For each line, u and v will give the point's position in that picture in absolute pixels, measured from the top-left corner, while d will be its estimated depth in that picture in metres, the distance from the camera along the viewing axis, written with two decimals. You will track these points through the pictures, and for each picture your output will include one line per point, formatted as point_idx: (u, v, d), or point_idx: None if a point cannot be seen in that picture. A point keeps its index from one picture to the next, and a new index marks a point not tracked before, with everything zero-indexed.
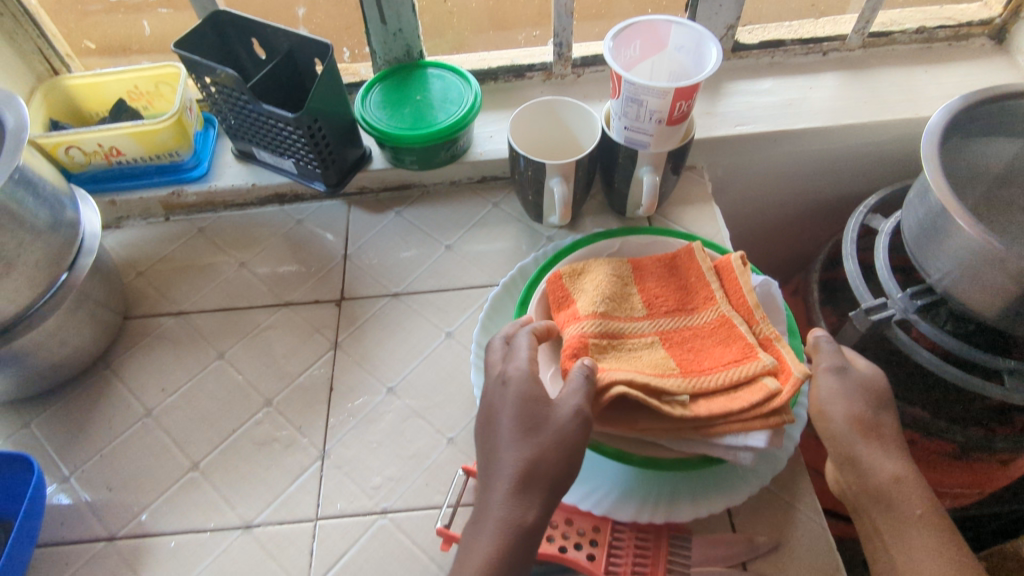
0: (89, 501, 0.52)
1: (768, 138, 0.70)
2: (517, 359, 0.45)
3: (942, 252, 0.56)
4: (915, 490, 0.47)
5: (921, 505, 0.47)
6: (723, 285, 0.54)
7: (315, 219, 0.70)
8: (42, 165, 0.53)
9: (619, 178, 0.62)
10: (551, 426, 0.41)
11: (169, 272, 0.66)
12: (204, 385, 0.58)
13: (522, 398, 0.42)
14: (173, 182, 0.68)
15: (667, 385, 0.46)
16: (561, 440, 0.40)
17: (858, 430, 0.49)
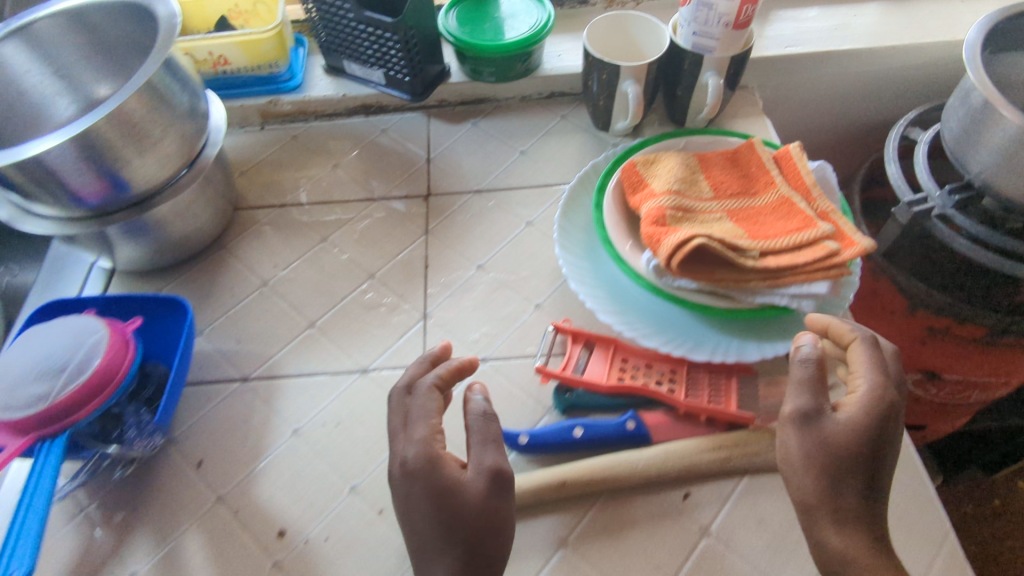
0: (221, 350, 0.59)
1: (815, 59, 0.76)
2: (414, 436, 0.42)
3: (982, 147, 0.62)
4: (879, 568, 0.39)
5: None
6: (782, 172, 0.61)
7: (399, 129, 0.76)
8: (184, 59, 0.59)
9: (683, 85, 0.68)
10: (466, 503, 0.40)
11: (268, 172, 0.73)
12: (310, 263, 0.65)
13: (407, 474, 0.40)
14: (269, 93, 0.74)
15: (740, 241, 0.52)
16: (470, 522, 0.39)
17: (816, 505, 0.41)
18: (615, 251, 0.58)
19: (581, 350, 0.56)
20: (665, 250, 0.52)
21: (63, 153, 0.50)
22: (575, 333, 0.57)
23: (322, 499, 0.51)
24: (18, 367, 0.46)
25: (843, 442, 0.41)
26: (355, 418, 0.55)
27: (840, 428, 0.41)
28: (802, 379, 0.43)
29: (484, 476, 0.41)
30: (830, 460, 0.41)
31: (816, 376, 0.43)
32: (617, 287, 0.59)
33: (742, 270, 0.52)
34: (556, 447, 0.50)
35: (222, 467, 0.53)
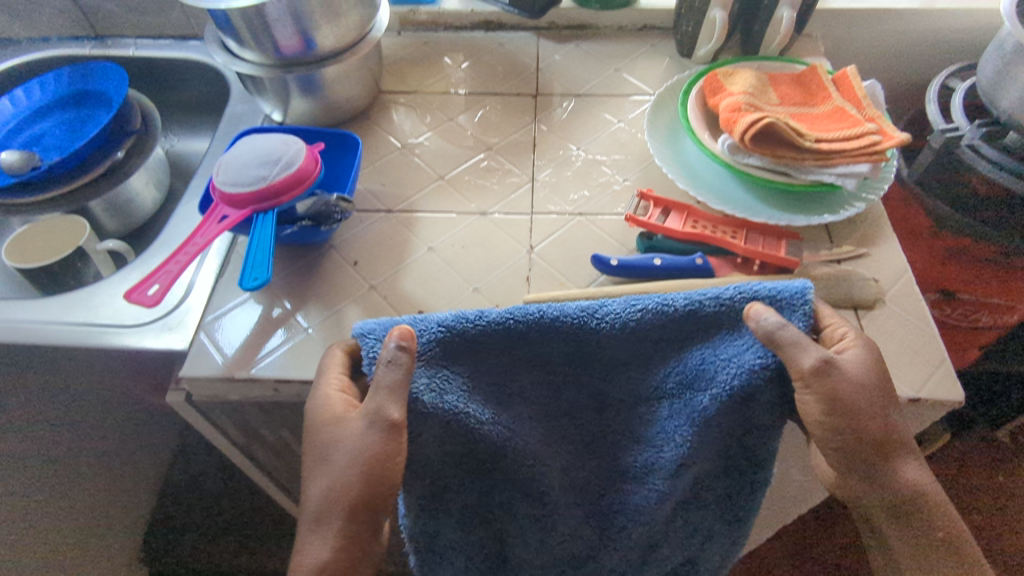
0: (370, 190, 0.74)
1: (874, 15, 0.88)
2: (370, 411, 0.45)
3: (1004, 90, 0.74)
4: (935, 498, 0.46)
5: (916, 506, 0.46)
6: (841, 88, 0.73)
7: (513, 44, 0.90)
8: None
9: (761, 20, 0.81)
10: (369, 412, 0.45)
11: (402, 67, 0.88)
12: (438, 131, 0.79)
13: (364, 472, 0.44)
14: (411, 2, 0.90)
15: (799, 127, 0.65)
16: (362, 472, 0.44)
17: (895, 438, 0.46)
18: (697, 138, 0.71)
19: (660, 214, 0.68)
20: (740, 128, 0.65)
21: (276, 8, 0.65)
22: (656, 200, 0.69)
23: (451, 296, 0.64)
24: (245, 157, 0.62)
25: (860, 370, 0.46)
26: (477, 245, 0.69)
27: (861, 397, 0.45)
28: (793, 339, 0.45)
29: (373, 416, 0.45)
30: (841, 438, 0.45)
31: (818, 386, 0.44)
32: (693, 168, 0.73)
33: (799, 150, 0.65)
34: (641, 272, 0.63)
35: (374, 267, 0.67)
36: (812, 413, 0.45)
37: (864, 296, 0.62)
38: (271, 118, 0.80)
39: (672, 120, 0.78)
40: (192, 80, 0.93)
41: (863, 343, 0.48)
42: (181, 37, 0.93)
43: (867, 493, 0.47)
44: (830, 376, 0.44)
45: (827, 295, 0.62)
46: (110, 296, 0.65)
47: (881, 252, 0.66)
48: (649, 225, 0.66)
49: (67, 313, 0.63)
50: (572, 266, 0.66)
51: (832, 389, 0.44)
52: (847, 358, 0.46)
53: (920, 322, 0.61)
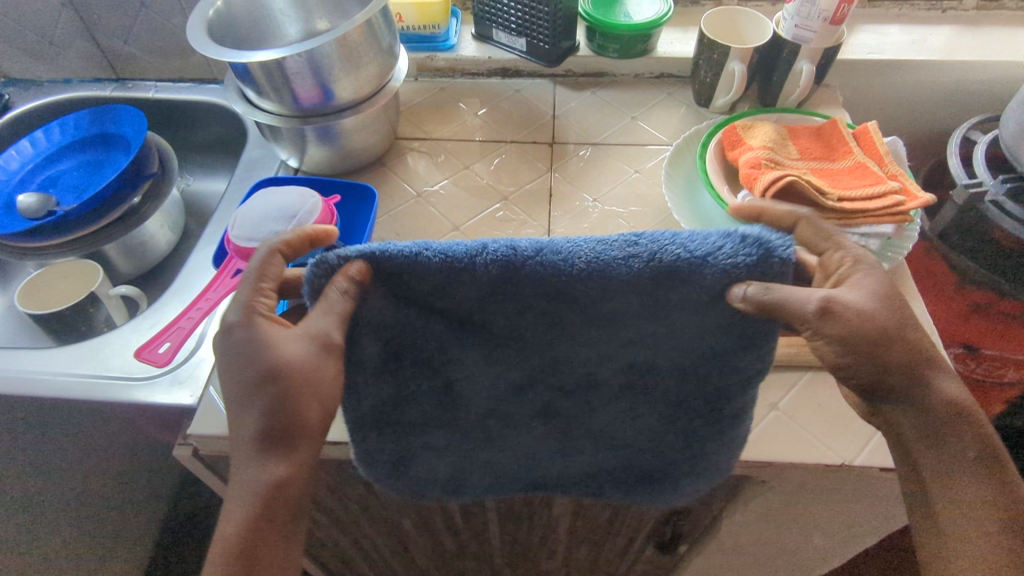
0: (384, 240, 0.73)
1: (893, 66, 0.87)
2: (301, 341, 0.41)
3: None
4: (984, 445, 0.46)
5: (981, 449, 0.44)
6: (861, 143, 0.72)
7: (529, 91, 0.90)
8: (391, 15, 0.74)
9: (779, 72, 0.80)
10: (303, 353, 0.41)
11: (418, 112, 0.88)
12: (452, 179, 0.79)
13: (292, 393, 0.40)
14: (429, 50, 0.90)
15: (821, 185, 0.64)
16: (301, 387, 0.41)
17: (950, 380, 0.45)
18: (715, 193, 0.71)
19: None
20: (760, 186, 0.64)
21: (296, 62, 0.65)
22: None
23: None
24: (263, 209, 0.62)
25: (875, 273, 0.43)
26: None
27: (899, 346, 0.42)
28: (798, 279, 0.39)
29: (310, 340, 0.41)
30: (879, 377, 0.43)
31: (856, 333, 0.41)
32: (711, 222, 0.72)
33: (821, 208, 0.64)
34: None
35: None
36: (851, 365, 0.42)
37: None
38: (287, 165, 0.80)
39: (689, 171, 0.77)
40: (210, 122, 0.94)
41: (877, 281, 0.43)
42: (200, 81, 0.94)
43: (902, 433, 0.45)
44: (870, 324, 0.41)
45: None
46: (119, 348, 0.64)
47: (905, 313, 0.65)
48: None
49: (76, 364, 0.62)
50: None
51: (867, 338, 0.41)
52: (853, 287, 0.42)
53: None
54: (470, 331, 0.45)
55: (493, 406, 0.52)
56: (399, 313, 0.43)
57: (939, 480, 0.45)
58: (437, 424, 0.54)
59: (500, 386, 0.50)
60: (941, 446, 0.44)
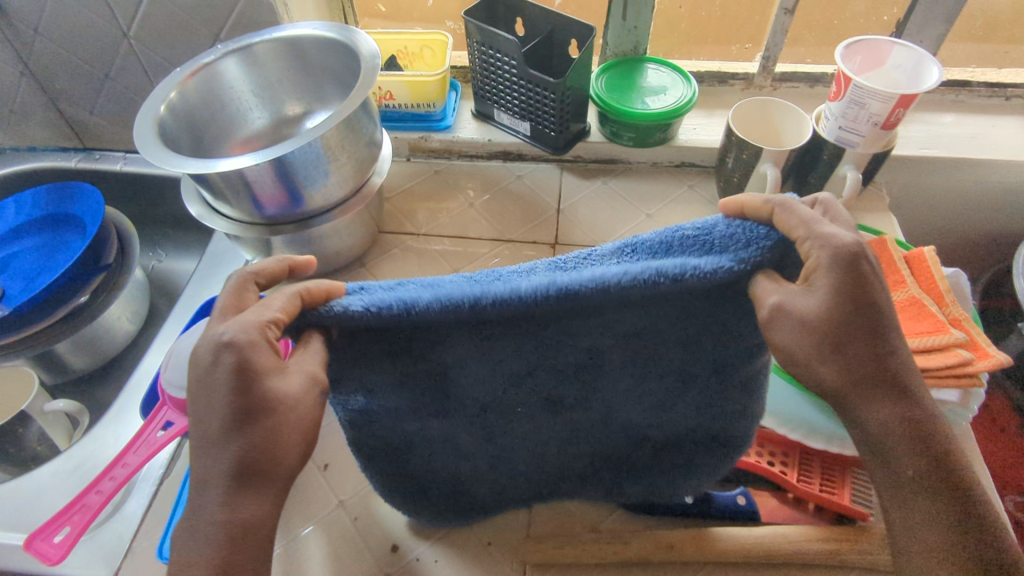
0: None
1: (950, 163, 0.76)
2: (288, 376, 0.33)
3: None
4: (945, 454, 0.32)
5: (914, 470, 0.32)
6: (913, 272, 0.62)
7: (533, 177, 0.81)
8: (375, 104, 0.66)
9: (817, 174, 0.70)
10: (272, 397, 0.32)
11: (409, 200, 0.79)
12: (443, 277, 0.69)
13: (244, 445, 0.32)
14: (423, 129, 0.81)
15: None
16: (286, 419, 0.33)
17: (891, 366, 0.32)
18: None
19: None
20: None
21: (260, 169, 0.56)
22: None
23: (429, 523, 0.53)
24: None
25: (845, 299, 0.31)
26: None
27: (868, 348, 0.31)
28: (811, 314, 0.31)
29: (302, 378, 0.33)
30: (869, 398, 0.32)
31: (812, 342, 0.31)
32: None
33: None
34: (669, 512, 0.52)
35: (345, 474, 0.56)
36: (836, 382, 0.32)
37: None
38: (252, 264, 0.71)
39: None
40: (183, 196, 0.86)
41: (833, 278, 0.31)
42: None
43: (907, 477, 0.32)
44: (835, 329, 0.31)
45: None
46: (35, 501, 0.55)
47: None
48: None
49: None
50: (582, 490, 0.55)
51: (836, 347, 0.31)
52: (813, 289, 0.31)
53: None
54: (479, 341, 0.36)
55: (496, 407, 0.42)
56: (370, 332, 0.35)
57: (977, 520, 0.32)
58: (430, 421, 0.42)
59: (499, 385, 0.39)
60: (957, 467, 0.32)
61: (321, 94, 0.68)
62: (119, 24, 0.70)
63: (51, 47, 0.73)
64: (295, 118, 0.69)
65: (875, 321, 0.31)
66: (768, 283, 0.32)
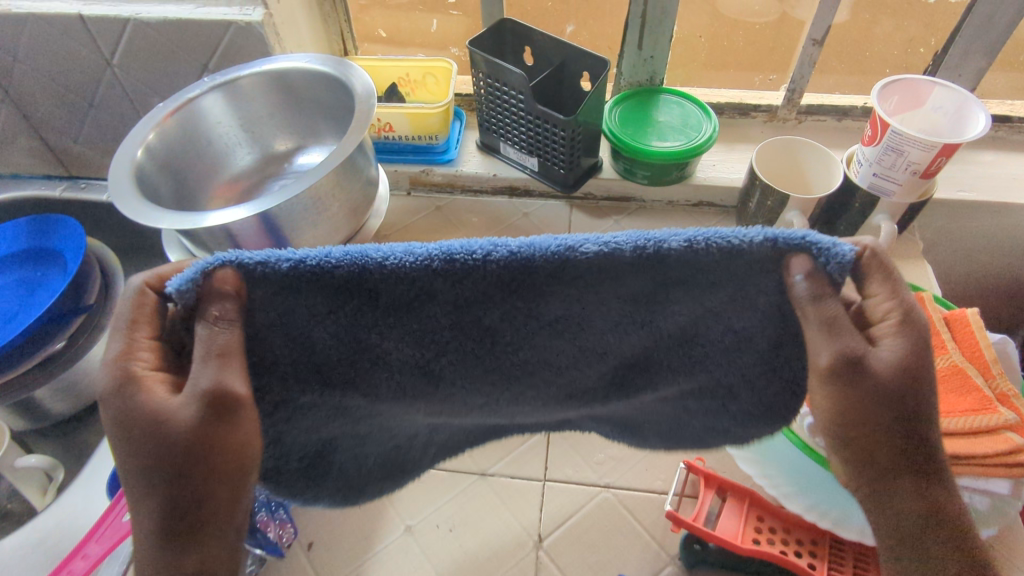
0: None
1: (990, 208, 0.71)
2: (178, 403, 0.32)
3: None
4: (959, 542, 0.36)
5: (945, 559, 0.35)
6: (953, 337, 0.57)
7: (540, 215, 0.76)
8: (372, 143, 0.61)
9: (846, 222, 0.65)
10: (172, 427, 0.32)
11: (409, 239, 0.75)
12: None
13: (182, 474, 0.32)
14: (425, 162, 0.76)
15: None
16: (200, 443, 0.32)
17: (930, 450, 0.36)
18: None
19: (712, 497, 0.53)
20: None
21: (245, 223, 0.52)
22: (708, 476, 0.54)
23: None
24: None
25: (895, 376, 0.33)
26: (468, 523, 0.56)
27: (910, 425, 0.35)
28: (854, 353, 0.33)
29: (191, 400, 0.32)
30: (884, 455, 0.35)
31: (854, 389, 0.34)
32: None
33: None
34: None
35: (332, 552, 0.55)
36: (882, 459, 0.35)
37: None
38: None
39: None
40: None
41: (903, 345, 0.33)
42: None
43: (932, 558, 0.36)
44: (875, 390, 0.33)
45: None
46: None
47: None
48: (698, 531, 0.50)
49: None
50: None
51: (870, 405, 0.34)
52: (885, 358, 0.33)
53: None
54: (417, 331, 0.36)
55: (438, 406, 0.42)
56: (319, 294, 0.33)
57: None
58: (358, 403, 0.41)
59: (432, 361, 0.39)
60: (954, 516, 0.36)
61: (312, 130, 0.64)
62: (101, 52, 0.66)
63: (31, 74, 0.69)
64: (284, 154, 0.65)
65: (922, 401, 0.34)
66: (847, 331, 0.33)
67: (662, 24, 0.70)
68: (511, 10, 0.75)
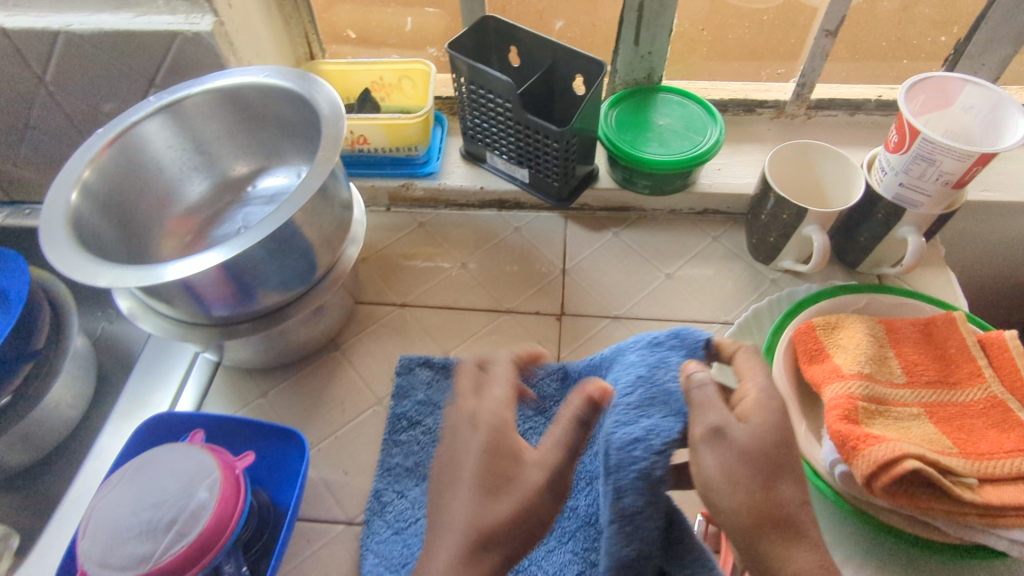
0: (327, 481, 0.54)
1: (1018, 209, 0.65)
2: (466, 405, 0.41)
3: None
4: None
5: None
6: (992, 363, 0.52)
7: (533, 229, 0.70)
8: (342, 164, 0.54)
9: (868, 232, 0.60)
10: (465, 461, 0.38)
11: (391, 261, 0.69)
12: (437, 358, 0.59)
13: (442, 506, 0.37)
14: (404, 175, 0.70)
15: (955, 464, 0.44)
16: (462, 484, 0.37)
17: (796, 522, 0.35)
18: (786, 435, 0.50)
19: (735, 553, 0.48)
20: (866, 465, 0.44)
21: (205, 274, 0.45)
22: None
23: None
24: (155, 489, 0.44)
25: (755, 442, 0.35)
26: None
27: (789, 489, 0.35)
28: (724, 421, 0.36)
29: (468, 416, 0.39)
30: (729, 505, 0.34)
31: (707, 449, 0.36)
32: None
33: (955, 501, 0.44)
34: None
35: None
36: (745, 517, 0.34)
37: None
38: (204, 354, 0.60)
39: None
40: None
41: (764, 414, 0.36)
42: None
43: None
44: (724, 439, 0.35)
45: None
46: None
47: None
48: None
49: None
50: None
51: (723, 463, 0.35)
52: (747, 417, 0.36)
53: None
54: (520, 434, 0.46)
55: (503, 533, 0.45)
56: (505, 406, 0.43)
57: None
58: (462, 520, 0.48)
59: None
60: None
61: (270, 149, 0.59)
62: (32, 69, 0.58)
63: None
64: (242, 178, 0.60)
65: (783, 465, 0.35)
66: (713, 408, 0.36)
67: (661, 18, 0.63)
68: (493, 4, 0.68)
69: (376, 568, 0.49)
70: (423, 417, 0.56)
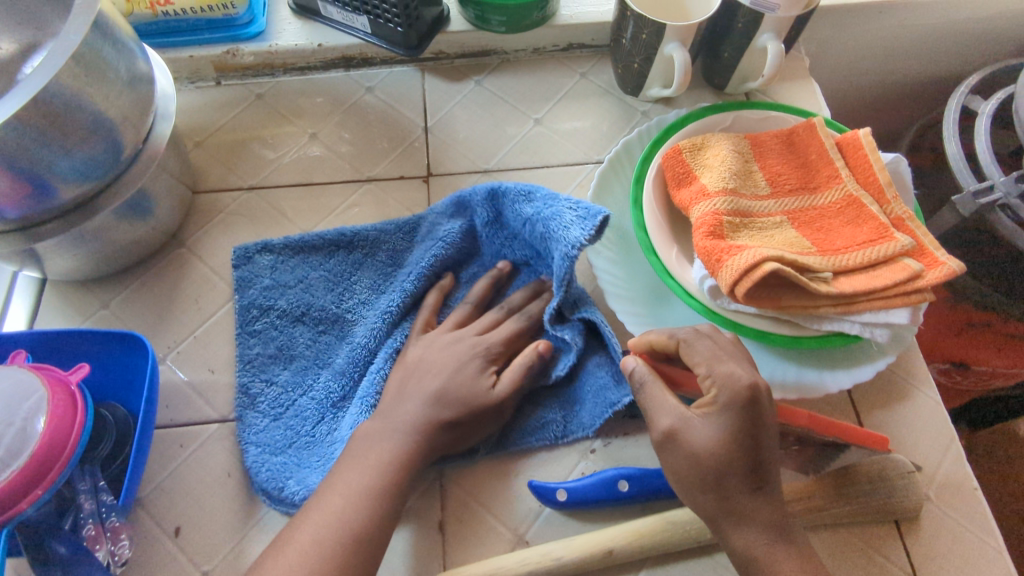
0: (192, 383, 0.50)
1: (874, 9, 0.64)
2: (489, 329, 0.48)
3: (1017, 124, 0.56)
4: (772, 457, 0.38)
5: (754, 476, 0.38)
6: (848, 162, 0.52)
7: (387, 87, 0.64)
8: (123, 21, 0.45)
9: (730, 46, 0.58)
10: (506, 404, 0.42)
11: (230, 142, 0.61)
12: (278, 240, 0.54)
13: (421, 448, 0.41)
14: (227, 40, 0.61)
15: (811, 262, 0.45)
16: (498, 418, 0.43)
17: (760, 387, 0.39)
18: (657, 260, 0.50)
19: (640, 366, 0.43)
20: (729, 274, 0.44)
21: None
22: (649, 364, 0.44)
23: None
24: None
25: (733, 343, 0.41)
26: None
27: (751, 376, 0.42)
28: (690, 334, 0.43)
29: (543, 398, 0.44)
30: (737, 448, 0.37)
31: (745, 401, 0.38)
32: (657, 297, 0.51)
33: (812, 296, 0.45)
34: (601, 503, 0.44)
35: (203, 533, 0.45)
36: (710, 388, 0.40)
37: (911, 505, 0.45)
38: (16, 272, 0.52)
39: (621, 213, 0.55)
40: None
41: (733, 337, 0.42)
42: None
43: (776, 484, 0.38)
44: (753, 405, 0.38)
45: (861, 508, 0.45)
46: None
47: (918, 410, 0.50)
48: (662, 375, 0.43)
49: None
50: (503, 495, 0.46)
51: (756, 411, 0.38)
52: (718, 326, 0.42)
53: (980, 533, 0.46)
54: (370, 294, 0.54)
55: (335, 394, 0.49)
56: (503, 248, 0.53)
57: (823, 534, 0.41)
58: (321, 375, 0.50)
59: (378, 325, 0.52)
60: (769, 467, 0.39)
61: (34, 19, 0.49)
62: None
63: None
64: (8, 61, 0.50)
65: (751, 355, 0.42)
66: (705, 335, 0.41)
67: None
68: None
69: (260, 456, 0.46)
70: (275, 301, 0.52)
